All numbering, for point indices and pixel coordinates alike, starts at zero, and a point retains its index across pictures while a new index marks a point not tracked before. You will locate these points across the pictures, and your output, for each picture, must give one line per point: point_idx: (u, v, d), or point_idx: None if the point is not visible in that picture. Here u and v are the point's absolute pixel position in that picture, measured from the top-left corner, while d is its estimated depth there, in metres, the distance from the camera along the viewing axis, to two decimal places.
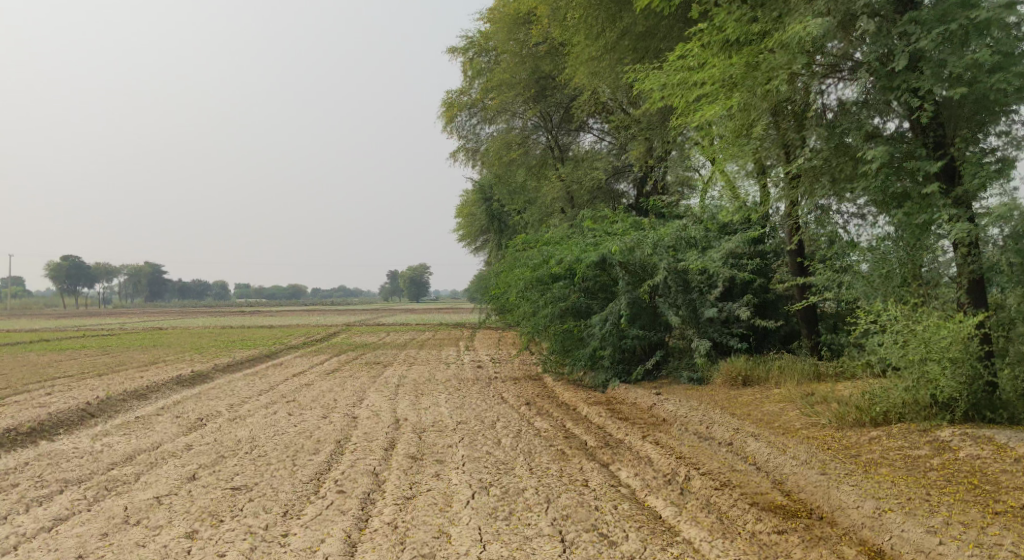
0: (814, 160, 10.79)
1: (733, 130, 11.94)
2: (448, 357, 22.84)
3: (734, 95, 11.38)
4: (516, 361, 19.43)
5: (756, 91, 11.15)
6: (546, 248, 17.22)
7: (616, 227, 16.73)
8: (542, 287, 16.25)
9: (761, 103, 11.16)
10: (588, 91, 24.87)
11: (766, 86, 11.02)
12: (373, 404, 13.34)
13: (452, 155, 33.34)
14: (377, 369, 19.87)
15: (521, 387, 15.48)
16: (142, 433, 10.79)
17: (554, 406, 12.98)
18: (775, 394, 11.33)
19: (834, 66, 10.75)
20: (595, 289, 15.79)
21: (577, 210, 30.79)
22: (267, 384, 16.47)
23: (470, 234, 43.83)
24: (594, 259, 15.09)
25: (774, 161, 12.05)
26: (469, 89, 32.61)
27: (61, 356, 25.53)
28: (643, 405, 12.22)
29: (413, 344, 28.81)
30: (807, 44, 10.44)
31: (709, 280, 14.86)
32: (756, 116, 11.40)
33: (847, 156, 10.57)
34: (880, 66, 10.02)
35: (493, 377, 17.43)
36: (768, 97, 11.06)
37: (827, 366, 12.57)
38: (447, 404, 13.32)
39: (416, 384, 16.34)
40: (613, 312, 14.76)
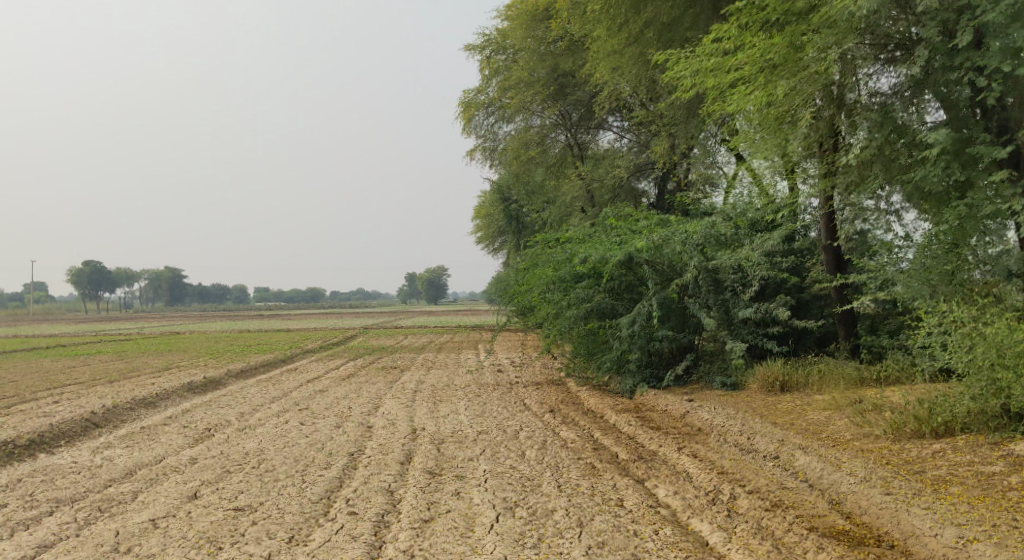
0: (868, 149, 10.38)
1: (774, 118, 11.35)
2: (467, 361, 22.19)
3: (777, 79, 10.85)
4: (538, 366, 18.77)
5: (802, 77, 10.62)
6: (570, 247, 16.56)
7: (641, 225, 16.05)
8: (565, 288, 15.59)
9: (807, 87, 10.62)
10: (609, 87, 24.21)
11: (813, 71, 10.49)
12: (389, 412, 12.72)
13: (469, 155, 32.72)
14: (395, 374, 19.26)
15: (544, 393, 14.82)
16: (145, 445, 10.22)
17: (580, 414, 12.32)
18: (819, 401, 10.64)
19: (884, 46, 10.22)
20: (620, 290, 15.12)
21: (598, 209, 30.11)
22: (280, 391, 15.90)
23: (488, 235, 43.24)
24: (621, 259, 14.42)
25: (817, 150, 11.48)
26: (487, 88, 32.02)
27: (75, 362, 25.14)
28: (675, 412, 11.53)
29: (431, 348, 28.20)
30: (857, 20, 9.89)
31: (743, 279, 14.16)
32: (800, 104, 10.85)
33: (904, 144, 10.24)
34: (942, 43, 9.49)
35: (514, 382, 16.78)
36: (816, 84, 10.51)
37: (872, 370, 11.89)
38: (467, 412, 12.68)
39: (434, 389, 15.72)
40: (641, 313, 14.07)
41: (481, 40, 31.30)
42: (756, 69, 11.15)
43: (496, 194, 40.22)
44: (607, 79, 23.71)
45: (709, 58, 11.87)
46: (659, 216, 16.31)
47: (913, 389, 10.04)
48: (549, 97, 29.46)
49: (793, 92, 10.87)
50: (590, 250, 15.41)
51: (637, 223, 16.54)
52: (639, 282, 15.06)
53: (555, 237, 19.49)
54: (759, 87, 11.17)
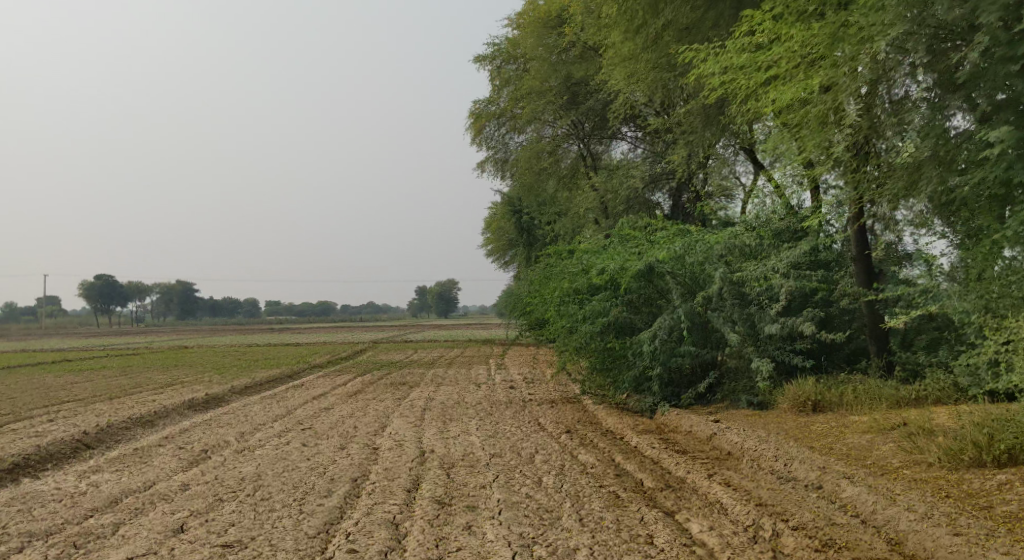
0: (919, 150, 9.79)
1: (815, 115, 10.79)
2: (478, 377, 21.50)
3: (819, 75, 10.32)
4: (552, 382, 18.07)
5: (844, 71, 10.11)
6: (585, 258, 15.92)
7: (660, 236, 15.41)
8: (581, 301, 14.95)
9: (851, 83, 10.05)
10: (623, 95, 23.63)
11: (855, 65, 9.95)
12: (397, 433, 12.04)
13: (479, 166, 32.15)
14: (403, 390, 18.58)
15: (559, 412, 14.14)
16: (136, 468, 9.58)
17: (598, 435, 11.64)
18: (857, 423, 9.95)
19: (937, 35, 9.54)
20: (640, 303, 14.46)
21: (611, 221, 29.45)
22: (284, 409, 15.26)
23: (499, 248, 42.64)
24: (641, 269, 13.77)
25: (869, 147, 10.97)
26: (498, 98, 31.52)
27: (77, 377, 24.55)
28: (701, 434, 10.84)
29: (442, 363, 27.52)
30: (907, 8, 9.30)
31: (770, 292, 13.49)
32: (843, 100, 10.35)
33: (960, 142, 9.63)
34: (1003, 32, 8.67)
35: (528, 399, 16.08)
36: (858, 80, 9.95)
37: (909, 391, 11.21)
38: (478, 432, 12.00)
39: (444, 407, 15.05)
40: (663, 327, 13.39)
41: (492, 49, 30.79)
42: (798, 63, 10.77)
43: (508, 206, 39.57)
44: (622, 87, 23.10)
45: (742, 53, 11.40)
46: (679, 226, 15.64)
47: (962, 411, 9.36)
48: (561, 107, 28.87)
49: (834, 86, 10.46)
50: (609, 261, 14.77)
51: (656, 234, 15.89)
52: (659, 294, 14.39)
53: (569, 248, 18.81)
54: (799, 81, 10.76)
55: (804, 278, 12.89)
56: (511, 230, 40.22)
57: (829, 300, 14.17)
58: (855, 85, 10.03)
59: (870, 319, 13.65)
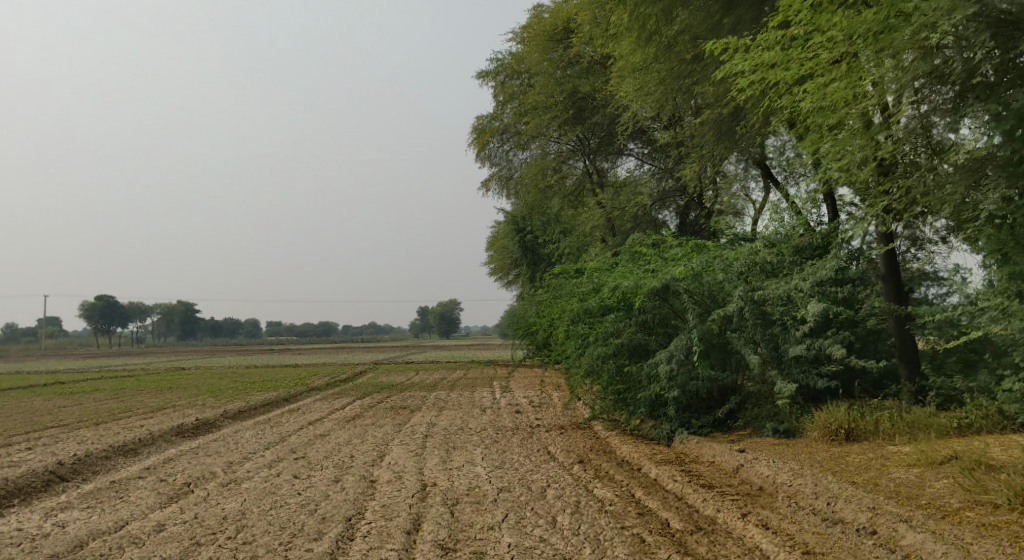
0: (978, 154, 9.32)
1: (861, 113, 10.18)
2: (481, 400, 20.63)
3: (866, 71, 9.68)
4: (560, 407, 17.22)
5: (888, 69, 9.49)
6: (596, 276, 15.15)
7: (674, 252, 14.65)
8: (592, 321, 14.15)
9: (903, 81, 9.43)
10: (631, 110, 22.98)
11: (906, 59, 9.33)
12: (396, 462, 11.22)
13: (483, 183, 31.41)
14: (404, 414, 17.73)
15: (569, 439, 13.30)
16: (112, 504, 8.79)
17: (614, 465, 10.83)
18: (900, 456, 9.15)
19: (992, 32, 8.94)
20: (654, 323, 13.64)
21: (618, 239, 28.72)
22: (277, 435, 14.41)
23: (502, 267, 41.88)
24: (657, 287, 12.96)
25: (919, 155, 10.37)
26: (501, 114, 30.92)
27: (66, 400, 23.65)
28: (726, 466, 10.03)
29: (445, 385, 26.65)
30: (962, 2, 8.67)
31: (795, 311, 12.67)
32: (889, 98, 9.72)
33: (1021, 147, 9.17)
34: None
35: (535, 424, 15.23)
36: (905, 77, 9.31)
37: (950, 420, 10.41)
38: (484, 462, 11.18)
39: (448, 433, 14.20)
40: (681, 349, 12.55)
41: (495, 64, 30.14)
42: (829, 63, 10.35)
43: (511, 224, 38.82)
44: (631, 101, 22.41)
45: (771, 53, 10.68)
46: (695, 242, 14.84)
47: (1016, 444, 8.56)
48: (567, 122, 28.16)
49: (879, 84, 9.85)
50: (623, 278, 13.96)
51: (670, 250, 15.09)
52: (675, 314, 13.58)
53: (577, 266, 18.00)
54: (841, 82, 10.17)
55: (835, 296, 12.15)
56: (514, 249, 39.45)
57: (854, 320, 13.39)
58: (903, 81, 9.41)
59: (899, 338, 12.92)
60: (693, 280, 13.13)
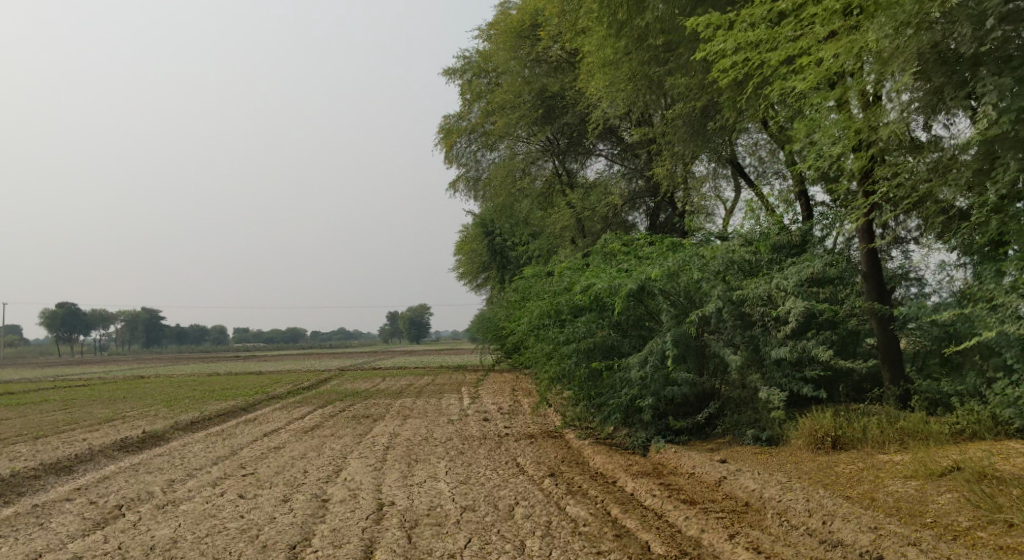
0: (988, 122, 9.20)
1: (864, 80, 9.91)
2: (448, 408, 19.81)
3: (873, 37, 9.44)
4: (529, 415, 16.45)
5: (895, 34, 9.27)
6: (566, 276, 14.43)
7: (648, 253, 14.00)
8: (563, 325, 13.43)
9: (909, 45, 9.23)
10: (601, 107, 22.35)
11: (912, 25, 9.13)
12: (353, 478, 10.40)
13: (450, 184, 30.59)
14: (366, 424, 16.88)
15: (539, 449, 12.55)
16: (30, 533, 7.89)
17: (587, 477, 10.11)
18: (895, 466, 8.56)
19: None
20: (627, 325, 12.92)
21: (589, 240, 28.09)
22: (227, 449, 13.48)
23: (471, 272, 41.09)
24: (632, 288, 12.25)
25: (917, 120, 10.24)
26: (469, 113, 30.20)
27: (9, 413, 22.40)
28: (707, 478, 9.36)
29: (411, 392, 25.76)
30: None
31: (775, 311, 12.02)
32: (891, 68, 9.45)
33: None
34: None
35: (503, 433, 14.46)
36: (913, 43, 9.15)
37: (941, 425, 9.86)
38: (448, 476, 10.41)
39: (410, 444, 13.37)
40: (657, 353, 11.83)
41: (462, 62, 29.43)
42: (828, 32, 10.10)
43: (479, 227, 38.05)
44: (601, 98, 21.76)
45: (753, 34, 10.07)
46: (669, 241, 14.17)
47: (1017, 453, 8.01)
48: (535, 121, 27.47)
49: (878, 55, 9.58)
50: (595, 278, 13.23)
51: (644, 249, 14.39)
52: (649, 316, 12.86)
53: (547, 268, 17.25)
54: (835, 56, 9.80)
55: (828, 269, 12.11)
56: (483, 253, 38.68)
57: (833, 321, 12.78)
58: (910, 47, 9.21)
59: (881, 339, 12.35)
60: (669, 280, 12.41)
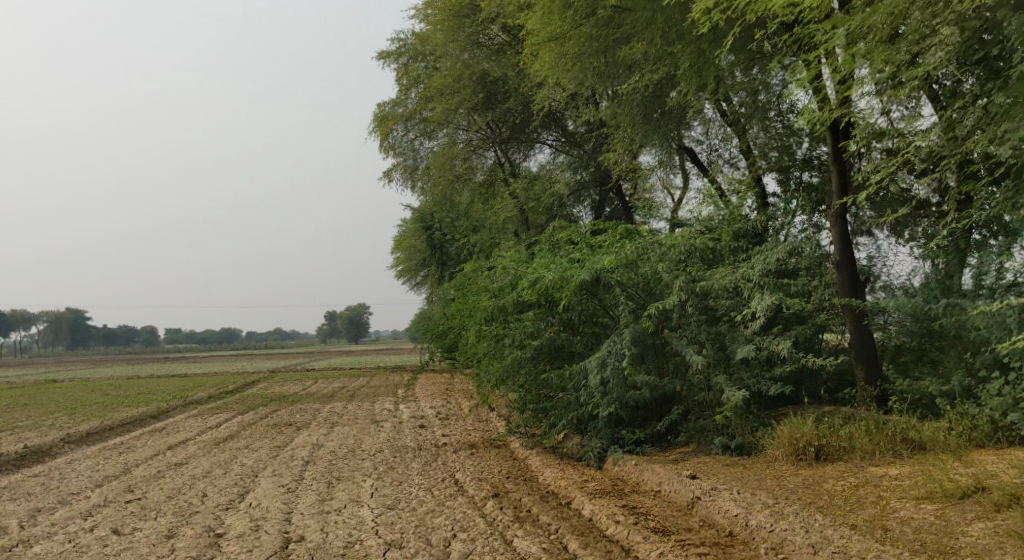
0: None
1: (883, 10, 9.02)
2: (381, 413, 18.22)
3: None
4: (469, 420, 14.95)
5: None
6: (511, 267, 12.95)
7: (601, 240, 12.61)
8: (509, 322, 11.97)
9: None
10: (547, 90, 20.98)
11: None
12: (259, 505, 8.78)
13: (385, 175, 28.88)
14: (288, 433, 15.19)
15: (480, 462, 11.05)
16: None
17: (536, 498, 8.65)
18: (900, 484, 7.29)
19: None
20: (579, 322, 11.48)
21: (533, 233, 26.80)
22: (120, 467, 11.67)
23: (409, 268, 39.47)
24: (584, 279, 10.79)
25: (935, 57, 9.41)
26: (405, 100, 28.53)
27: None
28: (675, 501, 7.97)
29: (343, 395, 24.07)
30: None
31: (743, 305, 10.58)
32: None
33: None
34: None
35: (440, 442, 12.93)
36: None
37: (936, 432, 8.65)
38: (372, 500, 8.85)
39: (333, 458, 11.75)
40: (614, 354, 10.38)
41: (397, 45, 27.80)
42: None
43: (418, 222, 36.48)
44: (548, 80, 20.40)
45: None
46: (625, 228, 12.79)
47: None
48: (475, 107, 25.99)
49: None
50: (542, 269, 11.77)
51: (596, 237, 12.99)
52: (603, 311, 11.43)
53: (489, 261, 15.78)
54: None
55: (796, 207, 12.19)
56: (422, 248, 37.12)
57: (802, 315, 11.51)
58: None
59: (856, 335, 11.24)
60: (626, 269, 10.95)
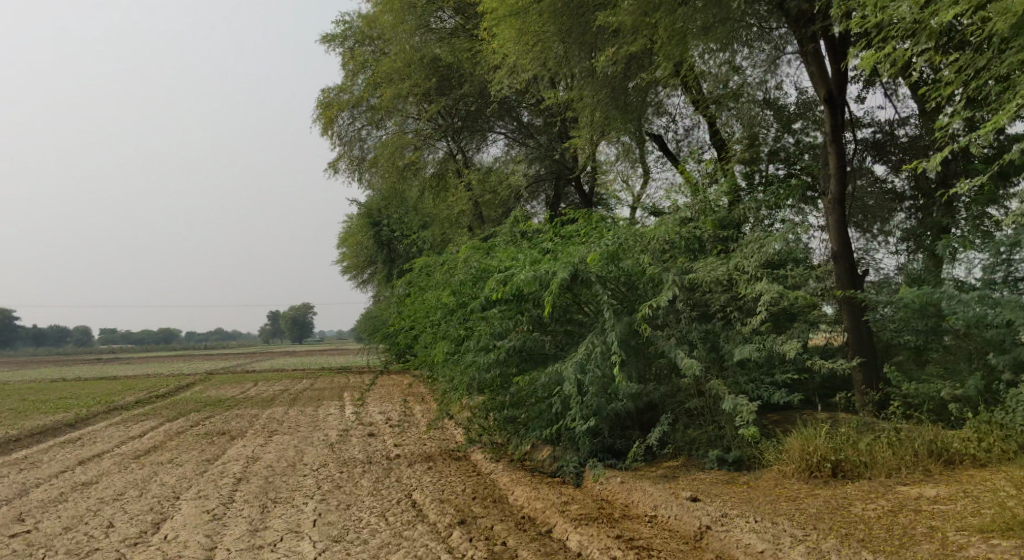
0: None
1: None
2: (326, 419, 16.69)
3: None
4: (423, 430, 13.52)
5: None
6: (473, 260, 11.51)
7: (572, 230, 11.27)
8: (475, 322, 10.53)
9: None
10: (505, 74, 19.59)
11: None
12: (174, 540, 7.30)
13: (330, 166, 27.23)
14: (219, 443, 13.58)
15: (440, 480, 9.64)
16: None
17: (510, 527, 7.32)
18: (947, 512, 6.11)
19: None
20: (551, 320, 10.11)
21: (488, 227, 25.46)
22: (16, 489, 10.03)
23: (356, 266, 37.82)
24: (564, 278, 9.25)
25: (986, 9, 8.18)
26: (351, 86, 26.60)
27: None
28: (677, 533, 6.70)
29: (284, 399, 22.43)
30: None
31: (738, 300, 9.26)
32: None
33: None
34: None
35: (393, 455, 11.47)
36: None
37: (969, 444, 7.47)
38: (313, 531, 7.43)
39: (269, 475, 10.25)
40: (594, 355, 9.03)
41: (342, 28, 26.12)
42: None
43: (364, 218, 34.90)
44: (506, 63, 19.05)
45: None
46: (599, 215, 11.47)
47: None
48: (426, 94, 24.50)
49: None
50: (509, 261, 10.39)
51: (567, 226, 11.64)
52: (578, 306, 10.07)
53: (444, 254, 14.37)
54: None
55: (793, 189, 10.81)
56: (368, 245, 35.54)
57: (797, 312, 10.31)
58: None
59: (855, 333, 10.21)
60: (607, 260, 9.58)
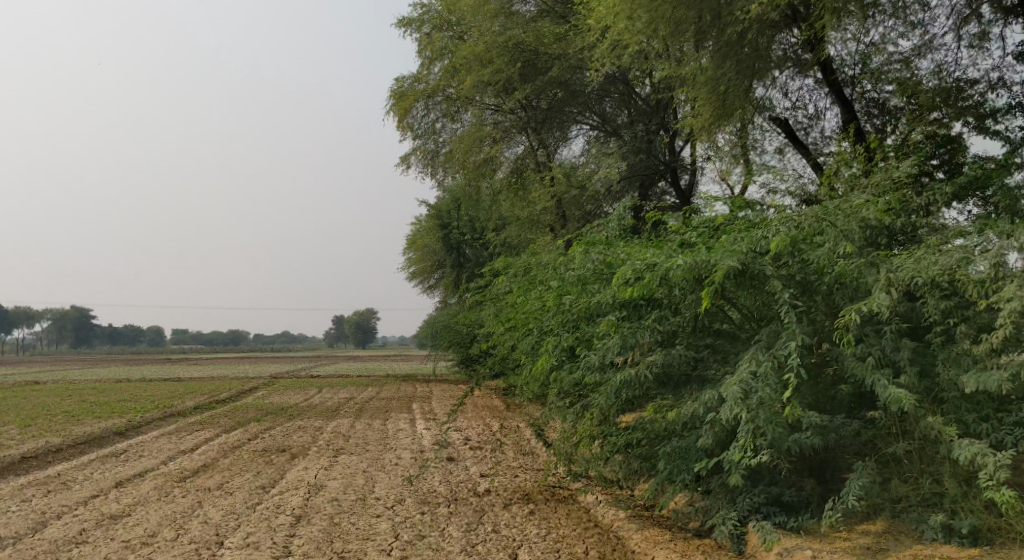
0: None
1: None
2: (395, 437, 14.68)
3: None
4: (509, 459, 11.37)
5: None
6: (585, 257, 9.30)
7: (711, 221, 8.99)
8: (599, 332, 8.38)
9: None
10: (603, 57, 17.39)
11: None
12: None
13: (402, 160, 25.37)
14: (276, 465, 11.67)
15: (550, 534, 7.50)
16: None
17: None
18: None
19: None
20: (697, 329, 7.89)
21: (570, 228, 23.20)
22: (32, 521, 8.24)
23: (423, 270, 35.96)
24: (729, 269, 7.10)
25: None
26: (427, 75, 24.67)
27: None
28: None
29: (346, 411, 20.55)
30: None
31: (960, 308, 6.86)
32: None
33: None
34: None
35: (480, 492, 9.34)
36: None
37: None
38: None
39: (334, 515, 8.25)
40: (766, 378, 6.76)
41: (419, 12, 24.25)
42: None
43: (434, 219, 33.01)
44: (604, 40, 16.85)
45: None
46: (742, 202, 9.14)
47: None
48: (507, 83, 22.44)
49: None
50: (641, 254, 8.21)
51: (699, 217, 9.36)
52: (733, 313, 7.81)
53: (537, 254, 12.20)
54: None
55: (1007, 170, 8.17)
56: (437, 248, 33.62)
57: None
58: None
59: None
60: (781, 252, 7.32)
